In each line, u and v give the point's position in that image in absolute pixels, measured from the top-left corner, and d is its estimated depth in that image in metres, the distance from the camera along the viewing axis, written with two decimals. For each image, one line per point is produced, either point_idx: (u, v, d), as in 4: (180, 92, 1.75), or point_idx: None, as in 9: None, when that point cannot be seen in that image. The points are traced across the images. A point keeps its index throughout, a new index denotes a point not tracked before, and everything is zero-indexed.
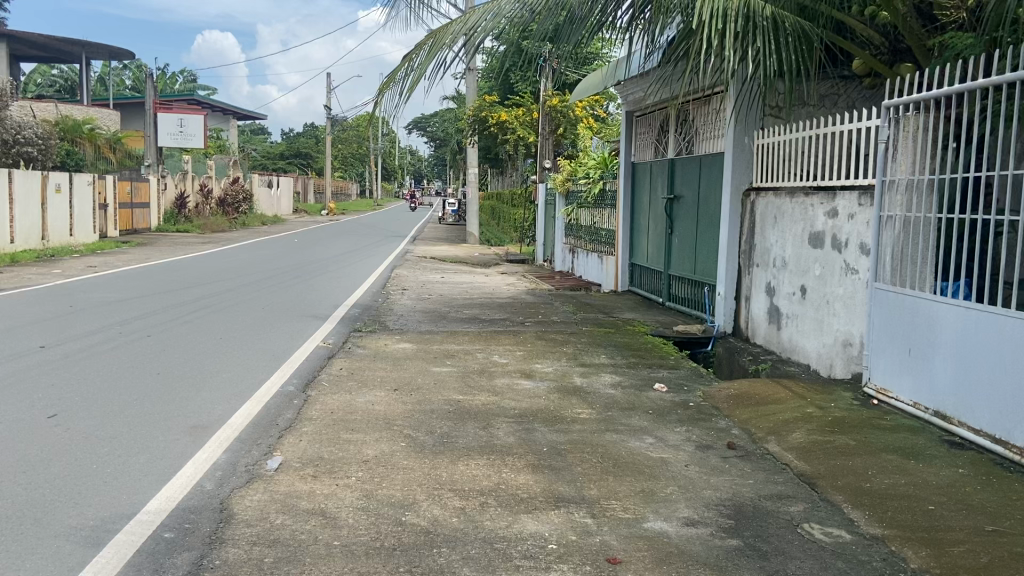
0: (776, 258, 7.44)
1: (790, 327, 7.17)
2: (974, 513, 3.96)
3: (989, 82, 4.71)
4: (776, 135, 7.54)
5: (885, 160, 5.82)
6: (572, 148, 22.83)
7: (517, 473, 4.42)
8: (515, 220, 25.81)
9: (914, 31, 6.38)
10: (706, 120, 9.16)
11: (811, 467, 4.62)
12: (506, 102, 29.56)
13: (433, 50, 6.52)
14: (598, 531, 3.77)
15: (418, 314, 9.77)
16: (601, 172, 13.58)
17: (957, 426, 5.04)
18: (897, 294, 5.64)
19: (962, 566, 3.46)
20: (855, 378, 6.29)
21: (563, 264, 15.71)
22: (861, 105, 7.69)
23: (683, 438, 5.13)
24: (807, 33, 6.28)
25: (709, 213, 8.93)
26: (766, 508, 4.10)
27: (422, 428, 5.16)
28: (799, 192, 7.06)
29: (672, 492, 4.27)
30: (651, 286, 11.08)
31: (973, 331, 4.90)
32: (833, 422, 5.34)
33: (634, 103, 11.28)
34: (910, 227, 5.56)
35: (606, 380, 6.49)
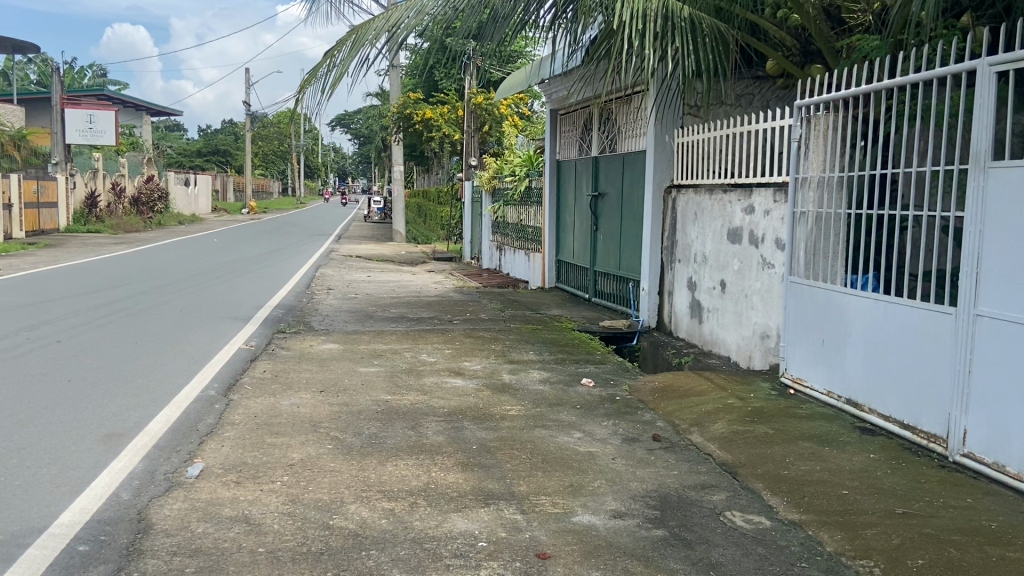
0: (697, 254, 7.63)
1: (711, 321, 7.37)
2: (885, 496, 4.16)
3: (897, 83, 4.91)
4: (696, 134, 7.73)
5: (798, 157, 6.03)
6: (497, 145, 22.89)
7: (447, 472, 4.41)
8: (441, 218, 25.74)
9: (824, 32, 6.58)
10: (628, 118, 9.31)
11: (733, 456, 4.76)
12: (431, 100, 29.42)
13: (355, 46, 6.43)
14: (527, 527, 3.79)
15: (343, 313, 9.64)
16: (527, 170, 13.66)
17: (867, 412, 5.28)
18: (811, 286, 5.86)
19: (875, 548, 3.63)
20: (773, 368, 6.51)
21: (491, 262, 15.75)
22: (775, 104, 7.94)
23: (610, 432, 5.21)
24: (724, 34, 6.45)
25: (632, 210, 9.09)
26: (690, 498, 4.20)
27: (349, 429, 5.09)
28: (717, 189, 7.24)
29: (600, 485, 4.34)
30: (577, 282, 11.21)
31: (882, 322, 5.14)
32: (752, 411, 5.51)
33: (557, 102, 11.40)
34: (823, 222, 5.77)
35: (535, 376, 6.54)
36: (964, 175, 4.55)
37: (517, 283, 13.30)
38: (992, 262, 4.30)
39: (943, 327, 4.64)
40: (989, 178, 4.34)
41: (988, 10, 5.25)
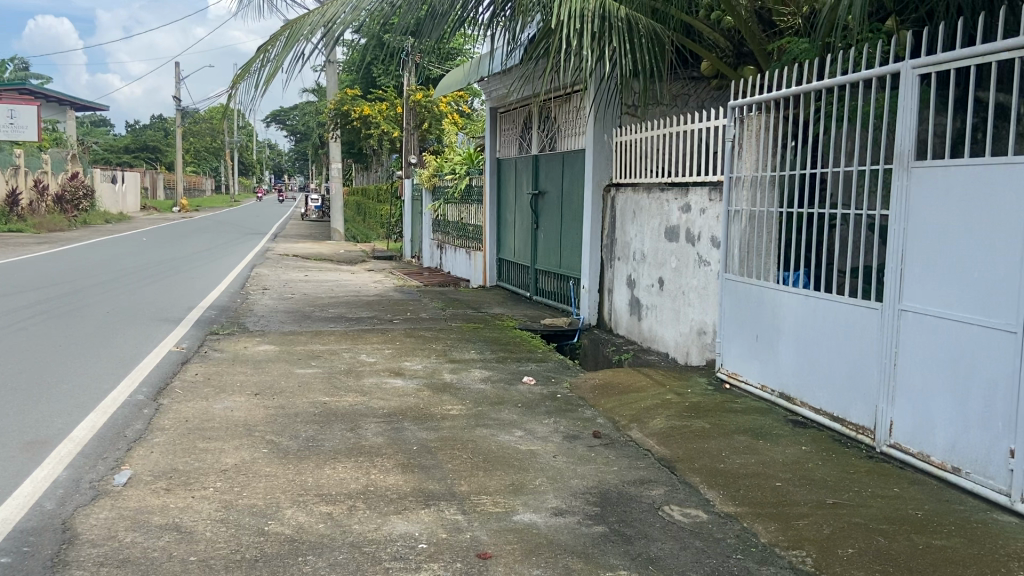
0: (636, 251, 7.72)
1: (649, 317, 7.47)
2: (816, 487, 4.27)
3: (826, 84, 5.04)
4: (633, 133, 7.81)
5: (732, 156, 6.14)
6: (437, 143, 22.79)
7: (386, 474, 4.37)
8: (381, 216, 25.52)
9: (756, 35, 6.74)
10: (567, 117, 9.36)
11: (671, 451, 4.83)
12: (369, 97, 29.15)
13: (290, 42, 6.31)
14: (468, 527, 3.78)
15: (280, 314, 9.46)
16: (467, 168, 13.64)
17: (799, 406, 5.42)
18: (745, 283, 5.98)
19: (807, 538, 3.73)
20: (709, 364, 6.63)
21: (432, 260, 15.67)
22: (710, 105, 8.07)
23: (551, 430, 5.23)
24: (659, 35, 6.53)
25: (572, 208, 9.14)
26: (630, 493, 4.25)
27: (285, 432, 5.00)
28: (655, 187, 7.34)
29: (541, 483, 4.35)
30: (518, 280, 11.23)
31: (812, 317, 5.28)
32: (689, 407, 5.60)
33: (497, 99, 11.40)
34: (756, 220, 5.90)
35: (475, 375, 6.53)
36: (889, 174, 4.70)
37: (458, 281, 13.26)
38: (915, 258, 4.46)
39: (870, 322, 4.79)
40: (912, 178, 4.49)
41: (911, 15, 5.43)
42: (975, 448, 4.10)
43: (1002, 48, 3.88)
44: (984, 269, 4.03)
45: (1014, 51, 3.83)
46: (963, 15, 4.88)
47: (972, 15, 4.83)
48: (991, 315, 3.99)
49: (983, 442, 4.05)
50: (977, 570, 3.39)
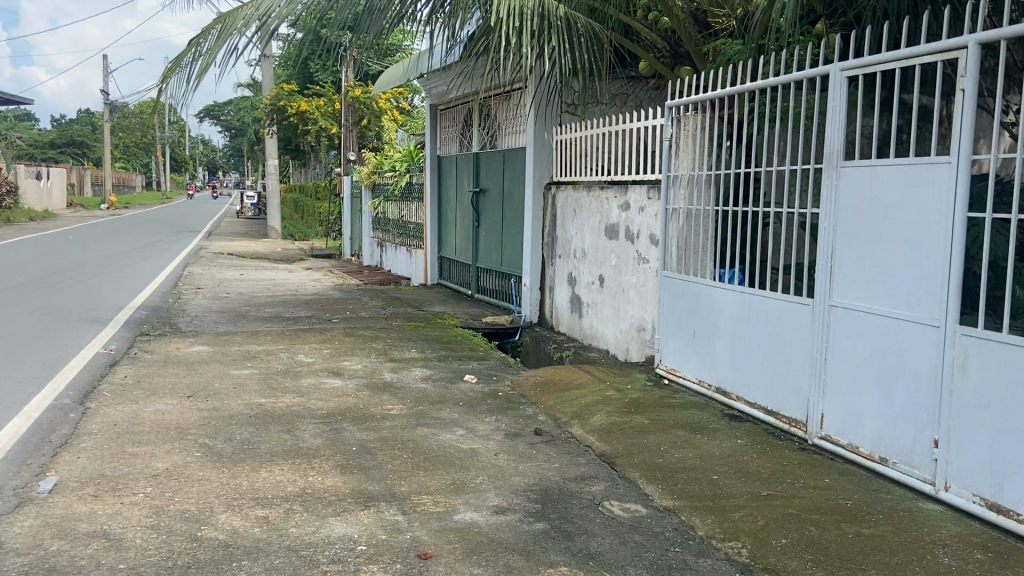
0: (576, 249, 7.77)
1: (590, 314, 7.53)
2: (751, 479, 4.36)
3: (759, 85, 5.15)
4: (573, 132, 7.86)
5: (669, 155, 6.22)
6: (377, 140, 22.58)
7: (324, 476, 4.30)
8: (320, 214, 25.16)
9: (691, 36, 6.86)
10: (507, 115, 9.37)
11: (611, 447, 4.88)
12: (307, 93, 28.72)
13: (223, 35, 6.16)
14: (408, 527, 3.75)
15: (215, 314, 9.23)
16: (408, 165, 13.55)
17: (735, 400, 5.53)
18: (682, 280, 6.08)
19: (743, 529, 3.81)
20: (649, 360, 6.72)
21: (372, 258, 15.50)
22: (648, 104, 8.17)
23: (492, 428, 5.22)
24: (598, 34, 6.59)
25: (514, 206, 9.15)
26: (570, 490, 4.27)
27: (219, 435, 4.88)
28: (595, 186, 7.40)
29: (482, 481, 4.34)
30: (460, 279, 11.20)
31: (746, 313, 5.39)
32: (629, 403, 5.66)
33: (437, 97, 11.33)
34: (693, 219, 5.99)
35: (416, 374, 6.48)
36: (820, 173, 4.83)
37: (398, 280, 13.16)
38: (845, 255, 4.60)
39: (802, 317, 4.92)
40: (842, 177, 4.62)
41: (840, 18, 5.58)
42: (901, 439, 4.25)
43: (925, 51, 4.02)
44: (909, 265, 4.18)
45: (936, 55, 3.97)
46: (888, 19, 5.04)
47: (896, 19, 4.99)
48: (915, 310, 4.14)
49: (909, 432, 4.20)
50: (903, 557, 3.51)
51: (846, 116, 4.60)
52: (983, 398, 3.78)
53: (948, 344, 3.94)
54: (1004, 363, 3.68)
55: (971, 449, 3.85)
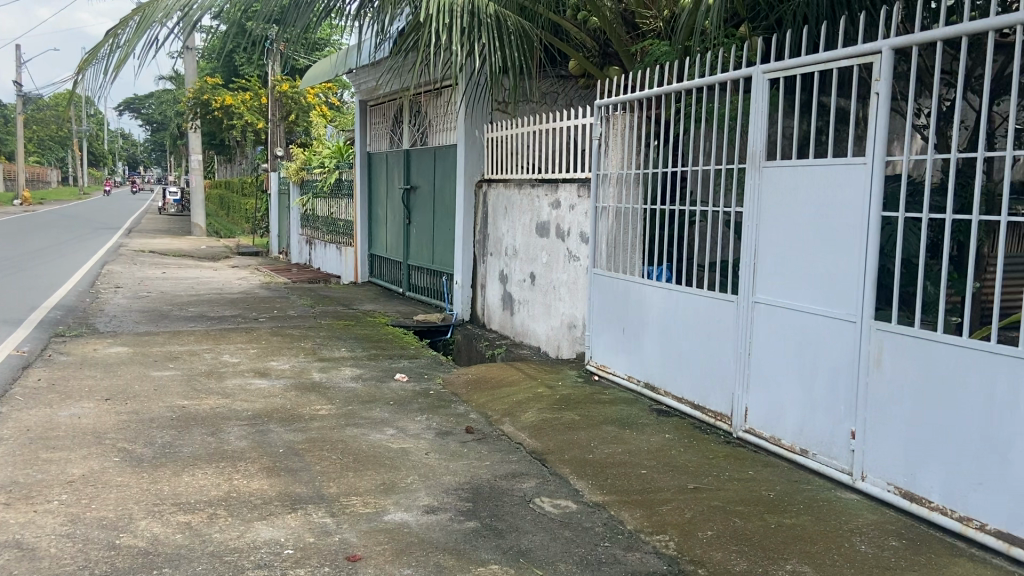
0: (508, 247, 7.79)
1: (522, 312, 7.56)
2: (679, 472, 4.45)
3: (685, 86, 5.24)
4: (504, 130, 7.87)
5: (599, 154, 6.29)
6: (305, 135, 22.20)
7: (250, 479, 4.20)
8: (247, 210, 24.59)
9: (620, 37, 6.94)
10: (438, 112, 9.32)
11: (542, 444, 4.91)
12: (232, 87, 28.03)
13: (142, 26, 5.94)
14: (337, 529, 3.70)
15: (135, 314, 8.92)
16: (337, 161, 13.38)
17: (663, 395, 5.63)
18: (611, 277, 6.16)
19: (670, 522, 3.89)
20: (579, 357, 6.79)
21: (300, 255, 15.24)
22: (578, 104, 8.23)
23: (423, 427, 5.19)
24: (528, 32, 6.60)
25: (445, 203, 9.12)
26: (501, 487, 4.28)
27: (139, 439, 4.72)
28: (526, 183, 7.42)
29: (413, 481, 4.31)
30: (391, 276, 11.10)
31: (674, 310, 5.50)
32: (560, 399, 5.71)
33: (367, 93, 11.19)
34: (622, 217, 6.08)
35: (346, 373, 6.39)
36: (744, 172, 4.95)
37: (328, 278, 12.97)
38: (768, 253, 4.74)
39: (726, 313, 5.04)
40: (765, 176, 4.75)
41: (762, 22, 5.72)
42: (820, 431, 4.39)
43: (843, 55, 4.16)
44: (827, 263, 4.32)
45: (853, 59, 4.11)
46: (807, 23, 5.19)
47: (815, 24, 5.15)
48: (833, 305, 4.29)
49: (827, 424, 4.35)
50: (822, 546, 3.64)
51: (768, 117, 4.72)
52: (897, 390, 3.94)
53: (864, 338, 4.10)
54: (917, 357, 3.85)
55: (886, 439, 4.01)
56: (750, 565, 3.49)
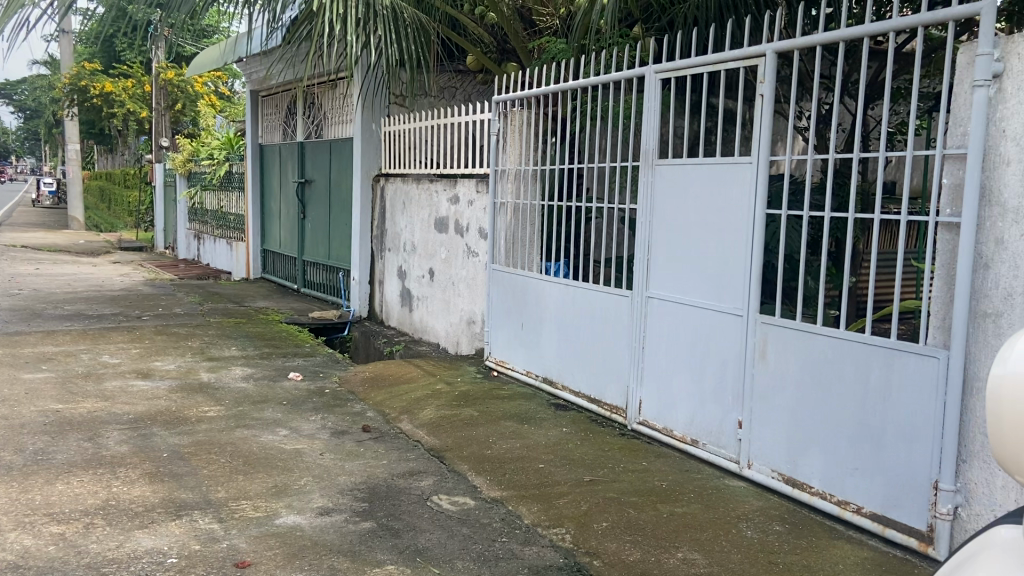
0: (406, 242, 7.71)
1: (421, 308, 7.50)
2: (576, 466, 4.51)
3: (581, 84, 5.30)
4: (402, 124, 7.78)
5: (496, 150, 6.29)
6: (192, 126, 21.35)
7: (131, 486, 4.00)
8: (130, 203, 23.45)
9: (517, 34, 6.99)
10: (334, 104, 9.13)
11: (440, 441, 4.87)
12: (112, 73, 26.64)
13: (11, 6, 5.55)
14: (225, 535, 3.56)
15: (5, 312, 8.33)
16: (227, 153, 12.92)
17: (561, 389, 5.70)
18: (510, 273, 6.19)
19: (567, 515, 3.93)
20: (478, 352, 6.79)
21: (188, 250, 14.64)
22: (476, 99, 8.22)
23: (317, 426, 5.07)
24: (425, 26, 6.54)
25: (341, 197, 8.94)
26: (398, 486, 4.22)
27: (6, 447, 4.40)
28: (424, 178, 7.36)
29: (306, 482, 4.20)
30: (285, 272, 10.80)
31: (571, 305, 5.57)
32: (458, 395, 5.69)
33: (258, 83, 10.85)
34: (519, 213, 6.11)
35: (237, 373, 6.17)
36: (637, 171, 5.06)
37: (217, 274, 12.52)
38: (660, 249, 4.86)
39: (621, 309, 5.15)
40: (657, 175, 4.87)
41: (654, 24, 5.85)
42: (709, 421, 4.54)
43: (731, 57, 4.29)
44: (716, 259, 4.46)
45: (740, 61, 4.25)
46: (695, 26, 5.34)
47: (702, 27, 5.30)
48: (722, 300, 4.43)
49: (716, 415, 4.49)
50: (711, 533, 3.76)
51: (660, 116, 4.84)
52: (781, 381, 4.11)
53: (750, 332, 4.25)
54: (799, 349, 4.03)
55: (771, 428, 4.17)
56: (643, 554, 3.58)
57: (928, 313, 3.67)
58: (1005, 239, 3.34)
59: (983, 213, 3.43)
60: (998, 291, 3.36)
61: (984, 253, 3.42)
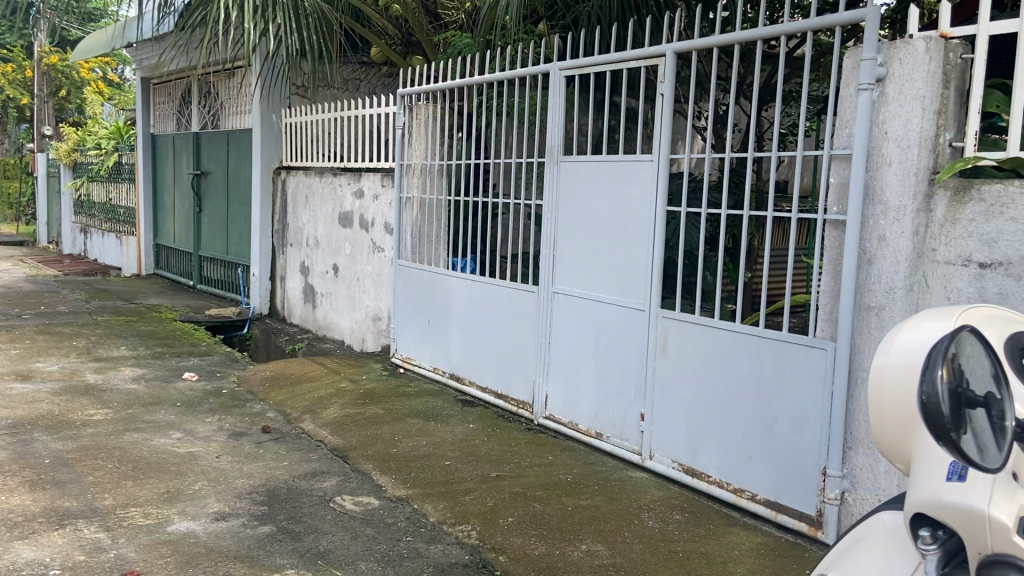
0: (309, 237, 7.53)
1: (324, 304, 7.35)
2: (482, 461, 4.50)
3: (487, 79, 5.29)
4: (304, 115, 7.58)
5: (401, 143, 6.22)
6: (79, 114, 20.24)
7: (7, 495, 3.74)
8: (9, 195, 22.04)
9: (422, 27, 6.92)
10: (232, 93, 8.82)
11: (343, 440, 4.77)
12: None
13: None
14: (113, 544, 3.38)
15: None
16: (116, 143, 12.30)
17: (467, 385, 5.69)
18: (416, 269, 6.13)
19: (473, 512, 3.92)
20: (384, 350, 6.70)
21: (73, 245, 13.87)
22: (381, 92, 8.12)
23: (214, 428, 4.89)
24: (328, 15, 6.39)
25: (240, 190, 8.66)
26: (300, 488, 4.11)
27: None
28: (327, 172, 7.21)
29: (201, 487, 4.04)
30: (181, 268, 10.37)
31: (478, 301, 5.56)
32: (363, 393, 5.60)
33: (149, 70, 10.38)
34: (425, 208, 6.05)
35: (127, 374, 5.88)
36: (542, 166, 5.08)
37: (106, 270, 11.92)
38: (565, 245, 4.90)
39: (527, 304, 5.17)
40: (562, 171, 4.91)
41: (558, 21, 5.89)
42: (613, 414, 4.61)
43: (632, 56, 4.36)
44: (619, 255, 4.53)
45: (642, 60, 4.32)
46: (598, 25, 5.42)
47: (605, 26, 5.38)
48: (625, 295, 4.51)
49: (620, 408, 4.57)
50: (614, 524, 3.81)
51: (565, 114, 4.88)
52: (681, 373, 4.21)
53: (652, 326, 4.34)
54: (698, 342, 4.13)
55: (671, 420, 4.27)
56: (548, 547, 3.60)
57: (817, 306, 3.82)
58: (887, 235, 3.51)
59: (867, 211, 3.60)
60: (881, 285, 3.53)
61: (868, 249, 3.59)
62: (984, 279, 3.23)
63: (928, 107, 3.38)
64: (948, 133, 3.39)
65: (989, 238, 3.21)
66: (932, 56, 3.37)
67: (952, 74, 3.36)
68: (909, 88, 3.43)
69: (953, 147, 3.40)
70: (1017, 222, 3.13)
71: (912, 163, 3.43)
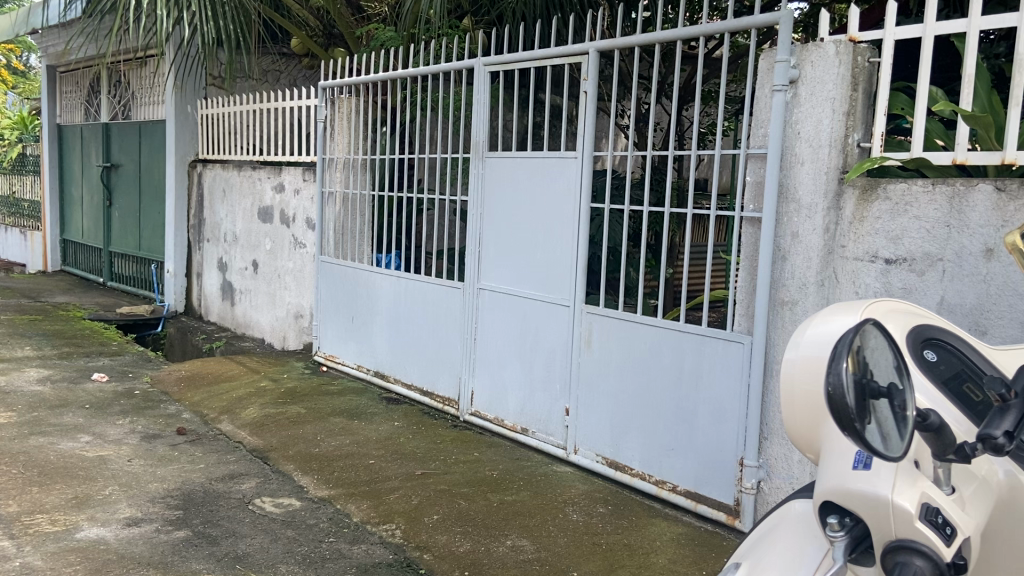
0: (227, 233, 7.32)
1: (243, 302, 7.16)
2: (406, 459, 4.46)
3: (411, 72, 5.24)
4: (221, 107, 7.36)
5: (323, 137, 6.11)
6: None
7: None
8: None
9: (344, 19, 6.81)
10: (144, 83, 8.50)
11: (263, 441, 4.66)
12: None
13: None
14: (16, 554, 3.21)
15: None
16: (18, 133, 11.71)
17: (392, 382, 5.63)
18: (339, 265, 6.03)
19: (397, 510, 3.88)
20: (306, 348, 6.57)
21: None
22: (302, 84, 8.00)
23: (126, 431, 4.70)
24: (245, 5, 6.22)
25: (152, 184, 8.34)
26: (217, 491, 3.99)
27: None
28: (246, 166, 7.02)
29: (112, 492, 3.88)
30: (90, 265, 9.94)
31: (402, 297, 5.51)
32: (284, 392, 5.48)
33: (54, 57, 9.91)
34: (348, 203, 5.97)
35: (32, 376, 5.60)
36: (467, 162, 5.07)
37: (8, 266, 11.33)
38: (490, 241, 4.90)
39: (452, 301, 5.14)
40: (487, 167, 4.91)
41: (483, 17, 5.89)
42: (538, 410, 4.64)
43: (555, 53, 4.38)
44: (544, 251, 4.55)
45: (565, 58, 4.35)
46: (522, 22, 5.43)
47: (528, 23, 5.40)
48: (550, 291, 4.53)
49: (545, 403, 4.60)
50: (539, 519, 3.83)
51: (489, 110, 4.88)
52: (604, 368, 4.26)
53: (576, 322, 4.38)
54: (621, 337, 4.19)
55: (595, 414, 4.32)
56: (473, 544, 3.59)
57: (735, 301, 3.93)
58: (800, 232, 3.64)
59: (782, 209, 3.71)
60: (794, 280, 3.65)
61: (782, 245, 3.71)
62: (889, 274, 3.37)
63: (838, 109, 3.50)
64: (856, 134, 3.51)
65: (894, 235, 3.35)
66: (841, 59, 3.49)
67: (860, 77, 3.48)
68: (821, 90, 3.55)
69: (861, 148, 3.52)
70: (919, 220, 3.28)
71: (824, 162, 3.55)
